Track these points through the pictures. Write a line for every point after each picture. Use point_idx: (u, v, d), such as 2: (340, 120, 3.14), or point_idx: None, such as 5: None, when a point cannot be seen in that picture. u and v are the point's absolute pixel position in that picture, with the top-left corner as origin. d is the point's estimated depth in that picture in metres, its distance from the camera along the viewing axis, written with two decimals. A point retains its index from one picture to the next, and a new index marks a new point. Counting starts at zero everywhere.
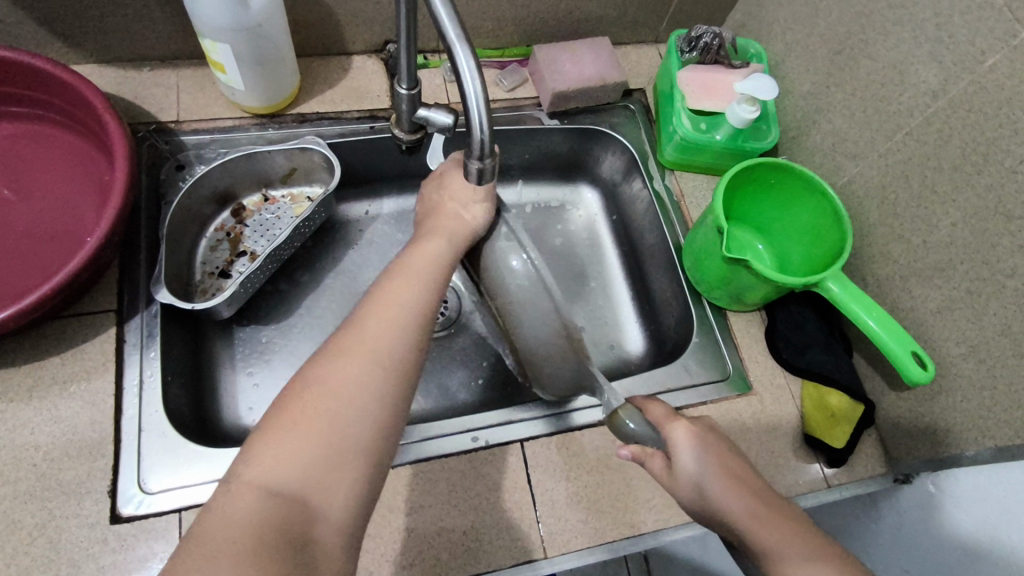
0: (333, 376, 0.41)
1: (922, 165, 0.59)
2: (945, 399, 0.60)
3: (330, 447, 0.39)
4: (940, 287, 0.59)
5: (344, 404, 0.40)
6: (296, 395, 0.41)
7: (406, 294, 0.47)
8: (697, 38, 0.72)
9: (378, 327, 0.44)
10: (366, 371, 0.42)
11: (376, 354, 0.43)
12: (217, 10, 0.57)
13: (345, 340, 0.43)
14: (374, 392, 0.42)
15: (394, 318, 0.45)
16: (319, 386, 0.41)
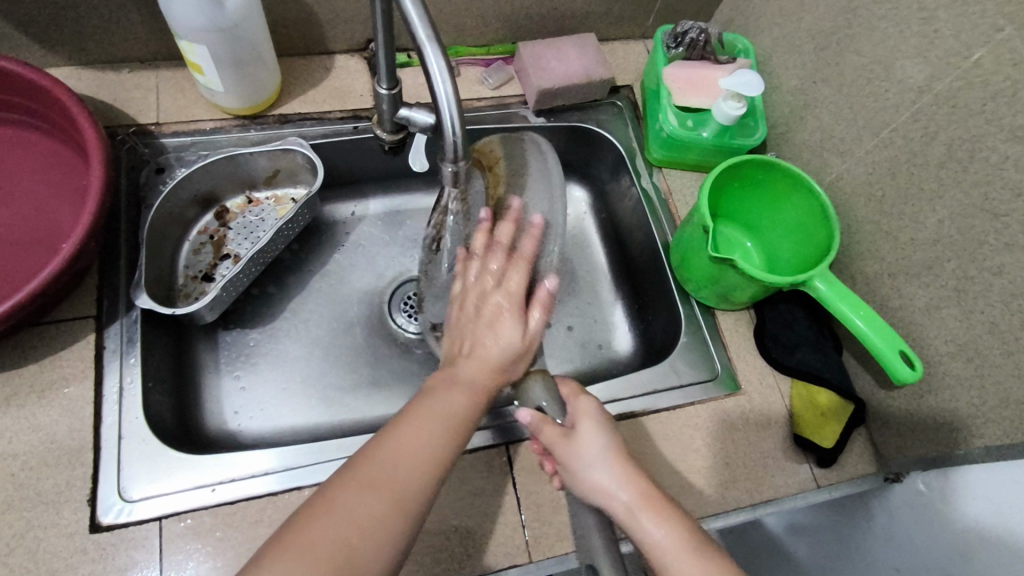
0: (347, 499, 0.40)
1: (908, 162, 0.59)
2: (933, 399, 0.59)
3: (336, 566, 0.38)
4: (928, 285, 0.58)
5: (359, 530, 0.39)
6: (310, 514, 0.40)
7: (427, 435, 0.45)
8: (682, 34, 0.72)
9: (393, 465, 0.43)
10: (380, 497, 0.41)
11: (389, 507, 0.41)
12: (193, 11, 0.56)
13: (365, 460, 0.43)
14: (382, 515, 0.40)
15: (409, 478, 0.43)
16: (335, 513, 0.39)
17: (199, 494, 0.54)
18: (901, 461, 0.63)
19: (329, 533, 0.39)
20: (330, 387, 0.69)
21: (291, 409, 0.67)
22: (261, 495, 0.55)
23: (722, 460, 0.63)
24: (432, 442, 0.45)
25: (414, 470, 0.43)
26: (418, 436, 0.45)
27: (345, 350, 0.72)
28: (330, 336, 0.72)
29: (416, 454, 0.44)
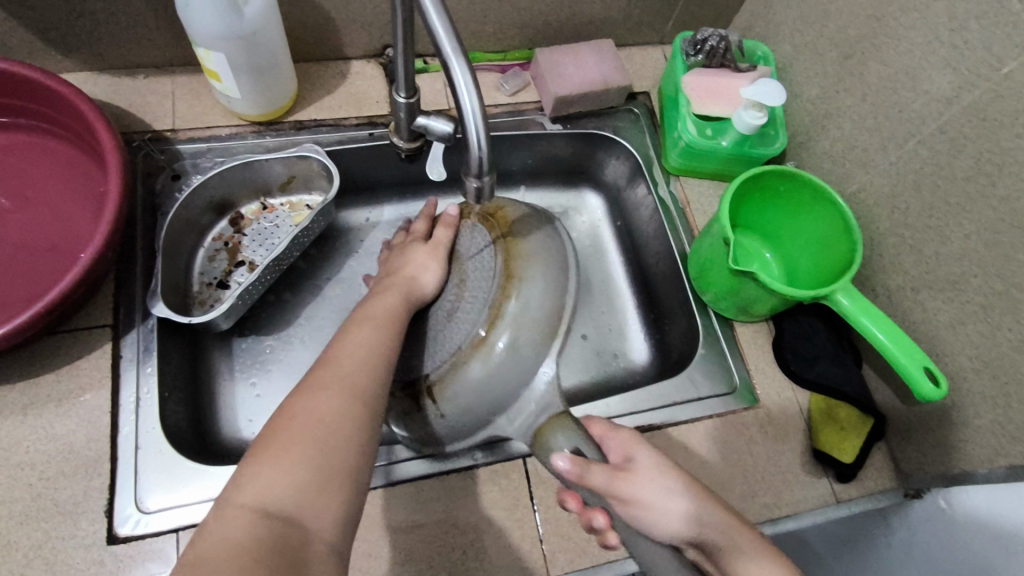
0: (314, 400, 0.44)
1: (934, 174, 0.58)
2: (956, 415, 0.58)
3: (320, 446, 0.41)
4: (952, 300, 0.57)
5: (331, 417, 0.43)
6: (280, 424, 0.42)
7: (369, 338, 0.50)
8: (701, 42, 0.71)
9: (348, 366, 0.47)
10: (343, 389, 0.45)
11: (350, 396, 0.45)
12: (211, 19, 0.55)
13: (314, 372, 0.46)
14: (350, 402, 0.44)
15: (359, 369, 0.47)
16: (305, 410, 0.43)
17: None
18: (923, 478, 0.63)
19: (303, 425, 0.42)
20: None
21: None
22: None
23: (740, 473, 0.63)
24: (373, 341, 0.50)
25: (363, 366, 0.47)
26: (355, 339, 0.50)
27: None
28: None
29: (359, 356, 0.48)
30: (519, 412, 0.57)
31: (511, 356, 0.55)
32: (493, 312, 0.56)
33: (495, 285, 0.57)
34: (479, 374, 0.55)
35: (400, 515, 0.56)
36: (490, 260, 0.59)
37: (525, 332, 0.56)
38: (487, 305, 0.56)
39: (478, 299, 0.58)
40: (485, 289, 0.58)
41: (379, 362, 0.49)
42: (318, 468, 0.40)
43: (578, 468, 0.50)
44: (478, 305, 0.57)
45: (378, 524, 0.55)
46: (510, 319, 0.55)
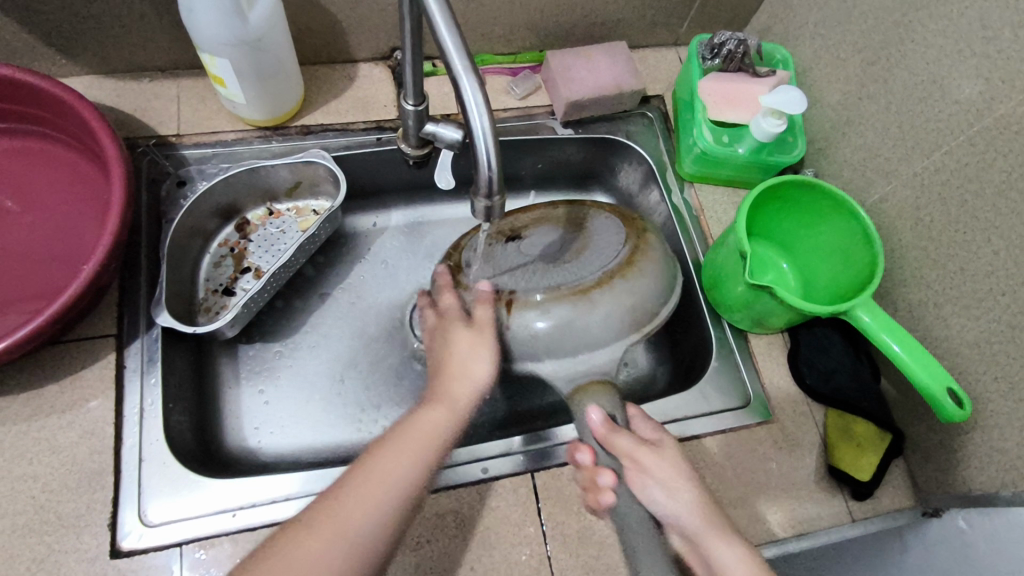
0: (307, 541, 0.43)
1: (961, 187, 0.55)
2: (979, 436, 0.56)
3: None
4: (978, 318, 0.55)
5: (309, 568, 0.42)
6: (272, 553, 0.43)
7: (384, 474, 0.48)
8: (719, 45, 0.69)
9: (347, 506, 0.45)
10: (332, 535, 0.44)
11: (339, 556, 0.43)
12: (217, 25, 0.54)
13: (336, 498, 0.46)
14: (337, 556, 0.43)
15: (366, 516, 0.45)
16: (290, 555, 0.43)
17: (219, 518, 0.53)
18: (942, 497, 0.61)
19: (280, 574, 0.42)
20: (351, 404, 0.68)
21: (312, 427, 0.66)
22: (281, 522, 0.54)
23: (753, 491, 0.61)
24: (397, 476, 0.48)
25: (365, 509, 0.45)
26: (376, 472, 0.48)
27: (365, 366, 0.70)
28: (350, 351, 0.70)
29: (375, 494, 0.46)
30: (566, 361, 0.58)
31: (592, 322, 0.56)
32: (600, 272, 0.57)
33: (615, 261, 0.57)
34: (551, 322, 0.55)
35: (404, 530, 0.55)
36: (617, 244, 0.59)
37: (611, 315, 0.56)
38: (597, 273, 0.56)
39: (597, 267, 0.57)
40: (601, 261, 0.58)
41: (386, 513, 0.46)
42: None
43: (607, 428, 0.54)
44: (596, 270, 0.57)
45: None
46: (610, 292, 0.56)
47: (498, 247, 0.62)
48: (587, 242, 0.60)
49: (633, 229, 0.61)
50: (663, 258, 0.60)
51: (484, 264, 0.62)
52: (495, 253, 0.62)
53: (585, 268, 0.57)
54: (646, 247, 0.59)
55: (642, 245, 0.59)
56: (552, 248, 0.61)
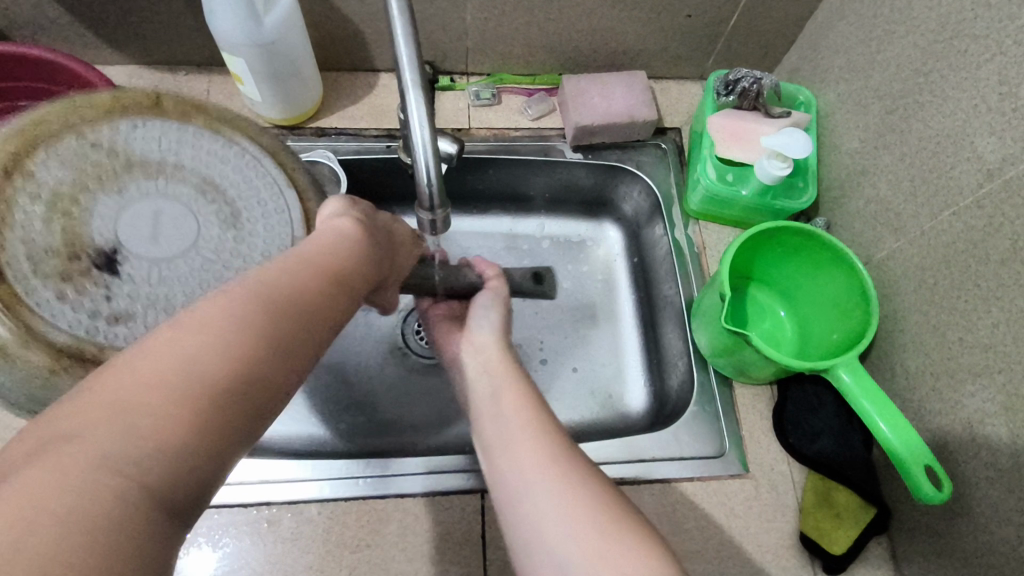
0: (170, 343, 0.28)
1: (967, 251, 0.52)
2: (965, 523, 0.52)
3: (205, 408, 0.27)
4: (974, 394, 0.51)
5: (219, 372, 0.28)
6: (98, 381, 0.27)
7: (281, 276, 0.34)
8: (734, 82, 0.67)
9: (229, 307, 0.30)
10: (226, 341, 0.29)
11: (210, 391, 0.28)
12: (234, 27, 0.58)
13: (187, 331, 0.29)
14: (266, 367, 0.30)
15: (274, 320, 0.31)
16: (162, 365, 0.27)
17: None
18: None
19: (185, 366, 0.28)
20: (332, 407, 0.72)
21: (298, 424, 0.70)
22: (237, 504, 0.56)
23: (713, 546, 0.58)
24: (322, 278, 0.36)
25: (269, 315, 0.31)
26: (256, 279, 0.33)
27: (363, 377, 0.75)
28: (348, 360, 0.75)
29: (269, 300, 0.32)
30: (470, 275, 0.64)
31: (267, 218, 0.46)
32: (301, 199, 0.48)
33: (223, 145, 0.47)
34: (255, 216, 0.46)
35: (347, 532, 0.56)
36: (192, 135, 0.46)
37: (276, 178, 0.47)
38: (237, 167, 0.47)
39: (258, 186, 0.47)
40: (279, 201, 0.47)
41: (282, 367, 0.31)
42: (216, 443, 0.27)
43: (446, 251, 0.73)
44: (250, 186, 0.46)
45: (323, 537, 0.55)
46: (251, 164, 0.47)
47: (116, 280, 0.41)
48: (120, 139, 0.44)
49: (165, 112, 0.46)
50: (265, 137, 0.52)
51: (113, 289, 0.41)
52: (112, 276, 0.41)
53: (249, 196, 0.46)
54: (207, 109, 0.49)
55: (252, 131, 0.48)
56: (183, 203, 0.44)
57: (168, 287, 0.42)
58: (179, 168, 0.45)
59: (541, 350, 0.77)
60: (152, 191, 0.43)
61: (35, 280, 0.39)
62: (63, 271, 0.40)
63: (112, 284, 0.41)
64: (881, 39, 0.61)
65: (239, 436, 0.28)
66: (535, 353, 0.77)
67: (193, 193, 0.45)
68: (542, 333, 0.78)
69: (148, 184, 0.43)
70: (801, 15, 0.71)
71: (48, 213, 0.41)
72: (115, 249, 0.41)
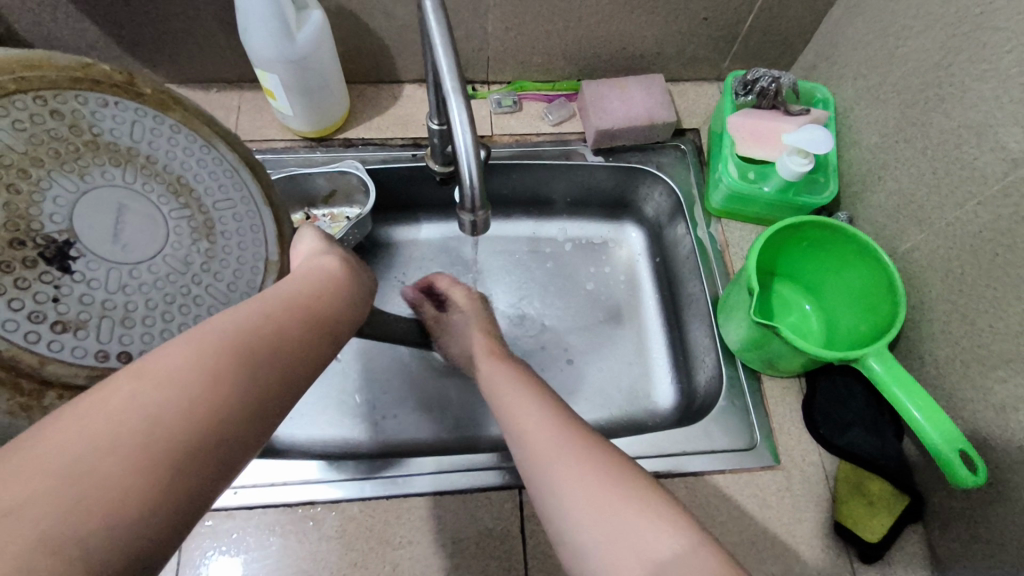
0: (128, 398, 0.29)
1: (993, 240, 0.52)
2: (1001, 509, 0.52)
3: (159, 464, 0.28)
4: (1005, 381, 0.51)
5: (169, 434, 0.29)
6: (53, 430, 0.27)
7: (257, 323, 0.35)
8: (752, 82, 0.68)
9: (198, 359, 0.31)
10: (184, 394, 0.30)
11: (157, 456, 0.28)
12: (267, 44, 0.60)
13: (139, 389, 0.29)
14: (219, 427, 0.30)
15: (235, 368, 0.32)
16: (126, 421, 0.28)
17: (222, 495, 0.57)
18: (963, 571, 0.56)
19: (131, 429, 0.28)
20: (365, 410, 0.74)
21: (334, 428, 0.72)
22: (282, 504, 0.57)
23: (748, 537, 0.59)
24: (284, 329, 0.36)
25: (238, 367, 0.32)
26: (224, 323, 0.34)
27: (395, 380, 0.76)
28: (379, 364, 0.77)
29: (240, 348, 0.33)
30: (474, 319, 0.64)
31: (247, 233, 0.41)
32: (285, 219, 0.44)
33: (203, 145, 0.40)
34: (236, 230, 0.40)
35: (388, 529, 0.57)
36: (166, 128, 0.39)
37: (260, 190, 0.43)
38: (227, 171, 0.41)
39: (232, 195, 0.41)
40: (255, 216, 0.42)
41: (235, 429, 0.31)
42: (173, 501, 0.28)
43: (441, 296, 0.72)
44: (226, 197, 0.40)
45: (366, 535, 0.57)
46: (230, 171, 0.41)
47: (66, 278, 0.33)
48: (85, 113, 0.35)
49: (144, 93, 0.38)
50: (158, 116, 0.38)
51: (64, 290, 0.33)
52: (63, 274, 0.33)
53: (226, 207, 0.40)
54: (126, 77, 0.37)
55: (236, 138, 0.42)
56: (151, 200, 0.37)
57: (120, 301, 0.34)
58: (152, 161, 0.37)
59: (567, 351, 0.78)
60: (118, 181, 0.36)
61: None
62: (0, 258, 0.31)
63: (61, 288, 0.33)
64: (898, 35, 0.62)
65: (197, 492, 0.29)
66: (560, 354, 0.78)
67: (165, 192, 0.37)
68: (567, 335, 0.79)
69: (117, 172, 0.36)
70: (817, 13, 0.72)
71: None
72: (70, 240, 0.33)
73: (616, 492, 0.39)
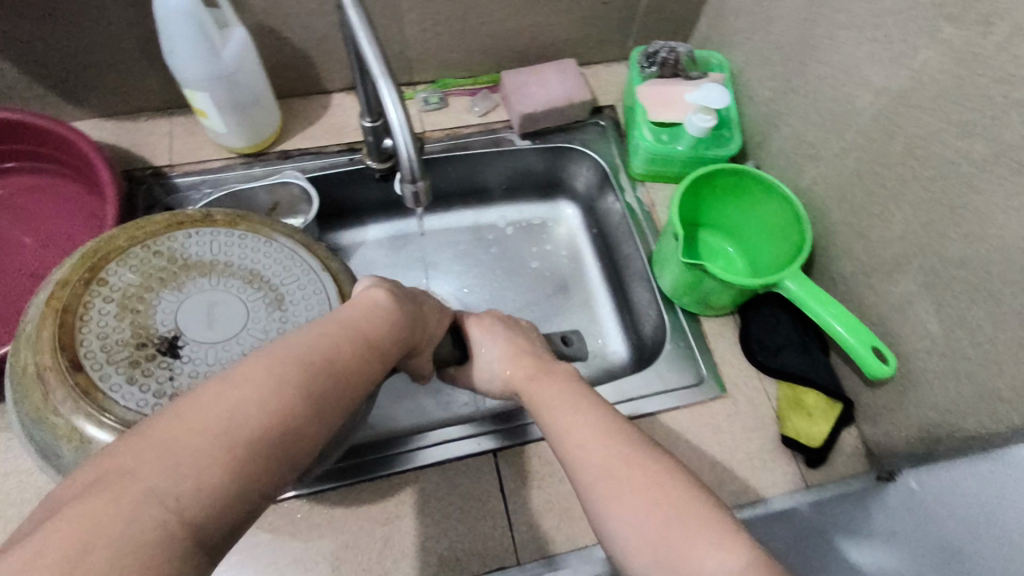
0: (218, 395, 0.32)
1: (873, 163, 0.60)
2: (914, 394, 0.59)
3: (240, 452, 0.30)
4: (900, 282, 0.59)
5: (253, 427, 0.31)
6: (158, 422, 0.30)
7: (320, 340, 0.38)
8: (654, 54, 0.76)
9: (274, 367, 0.34)
10: (264, 395, 0.33)
11: (243, 445, 0.31)
12: (195, 63, 0.62)
13: (230, 389, 0.32)
14: (294, 425, 0.33)
15: (308, 375, 0.35)
16: (203, 418, 0.31)
17: None
18: (893, 459, 0.63)
19: (222, 420, 0.31)
20: None
21: None
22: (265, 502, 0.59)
23: (707, 461, 0.64)
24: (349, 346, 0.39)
25: (311, 375, 0.35)
26: (297, 338, 0.37)
27: None
28: None
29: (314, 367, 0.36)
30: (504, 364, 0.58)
31: (313, 297, 0.53)
32: (337, 282, 0.54)
33: (267, 241, 0.55)
34: (302, 298, 0.53)
35: (376, 508, 0.59)
36: (237, 238, 0.54)
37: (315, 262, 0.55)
38: (290, 253, 0.55)
39: (297, 272, 0.54)
40: (316, 284, 0.54)
41: (308, 431, 0.34)
42: (238, 498, 0.30)
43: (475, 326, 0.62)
44: (292, 276, 0.54)
45: (355, 517, 0.59)
46: (289, 253, 0.55)
47: (178, 361, 0.48)
48: (176, 246, 0.53)
49: (213, 222, 0.55)
50: (232, 236, 0.54)
51: (177, 370, 0.47)
52: (174, 358, 0.48)
53: (290, 282, 0.53)
54: (212, 214, 0.55)
55: (291, 231, 0.57)
56: (233, 294, 0.52)
57: (219, 366, 0.48)
58: (230, 265, 0.53)
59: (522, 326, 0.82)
60: (206, 287, 0.52)
61: (109, 368, 0.46)
62: (134, 357, 0.47)
63: (174, 366, 0.48)
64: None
65: (267, 485, 0.31)
66: None
67: (241, 284, 0.53)
68: (520, 311, 0.84)
69: (205, 281, 0.52)
70: None
71: (120, 312, 0.48)
72: (176, 336, 0.49)
73: (660, 508, 0.38)
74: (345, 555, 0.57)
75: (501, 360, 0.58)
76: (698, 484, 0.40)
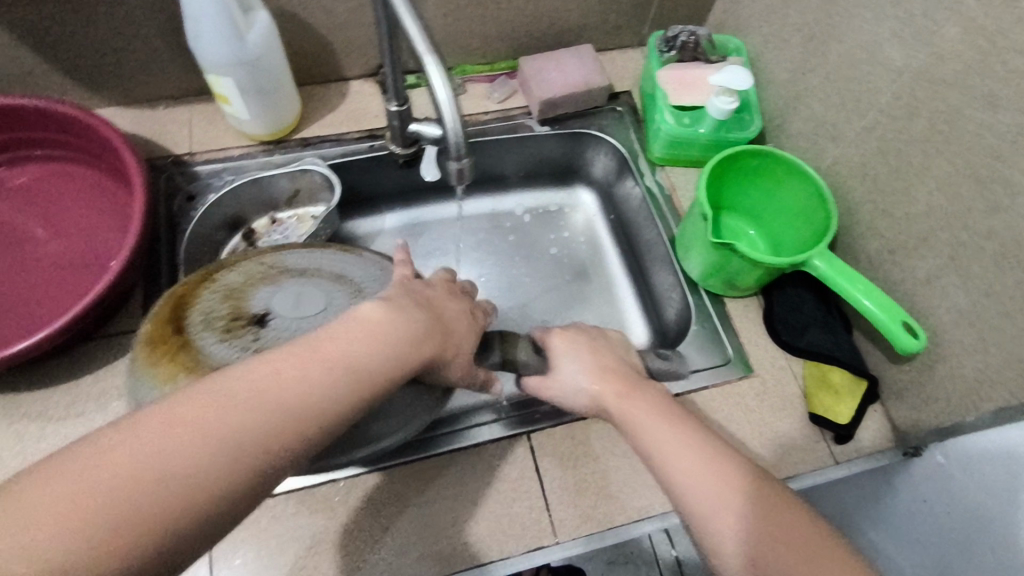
0: (188, 408, 0.35)
1: (896, 140, 0.61)
2: (942, 367, 0.60)
3: (186, 476, 0.33)
4: (926, 257, 0.60)
5: (205, 450, 0.34)
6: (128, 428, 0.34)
7: (306, 359, 0.38)
8: (673, 38, 0.76)
9: (245, 385, 0.36)
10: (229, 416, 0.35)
11: (189, 468, 0.33)
12: (218, 47, 0.62)
13: (195, 406, 0.35)
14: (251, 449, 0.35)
15: (282, 397, 0.37)
16: (150, 436, 0.34)
17: None
18: (919, 433, 0.64)
19: (178, 439, 0.34)
20: None
21: None
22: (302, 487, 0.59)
23: (737, 439, 0.65)
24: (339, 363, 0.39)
25: (283, 396, 0.37)
26: (284, 353, 0.38)
27: None
28: None
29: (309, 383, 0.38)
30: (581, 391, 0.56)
31: None
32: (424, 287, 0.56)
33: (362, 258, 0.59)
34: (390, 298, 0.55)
35: (412, 490, 0.60)
36: (331, 255, 0.58)
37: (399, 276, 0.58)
38: (380, 267, 0.58)
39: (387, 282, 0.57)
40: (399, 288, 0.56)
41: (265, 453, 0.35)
42: (197, 505, 0.33)
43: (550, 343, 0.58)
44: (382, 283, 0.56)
45: (391, 499, 0.59)
46: (380, 268, 0.58)
47: (265, 330, 0.49)
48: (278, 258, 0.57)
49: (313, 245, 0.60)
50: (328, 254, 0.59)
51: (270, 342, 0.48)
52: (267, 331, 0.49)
53: (377, 285, 0.56)
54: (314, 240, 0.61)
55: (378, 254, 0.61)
56: (328, 290, 0.54)
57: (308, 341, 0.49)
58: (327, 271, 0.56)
59: (543, 312, 0.83)
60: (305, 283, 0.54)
61: (206, 335, 0.48)
62: (230, 331, 0.49)
63: (263, 335, 0.49)
64: None
65: (215, 506, 0.34)
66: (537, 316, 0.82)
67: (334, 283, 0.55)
68: (541, 298, 0.84)
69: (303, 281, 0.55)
70: None
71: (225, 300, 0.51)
72: (271, 317, 0.50)
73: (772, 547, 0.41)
74: (383, 538, 0.57)
75: (589, 374, 0.54)
76: (823, 533, 0.41)
